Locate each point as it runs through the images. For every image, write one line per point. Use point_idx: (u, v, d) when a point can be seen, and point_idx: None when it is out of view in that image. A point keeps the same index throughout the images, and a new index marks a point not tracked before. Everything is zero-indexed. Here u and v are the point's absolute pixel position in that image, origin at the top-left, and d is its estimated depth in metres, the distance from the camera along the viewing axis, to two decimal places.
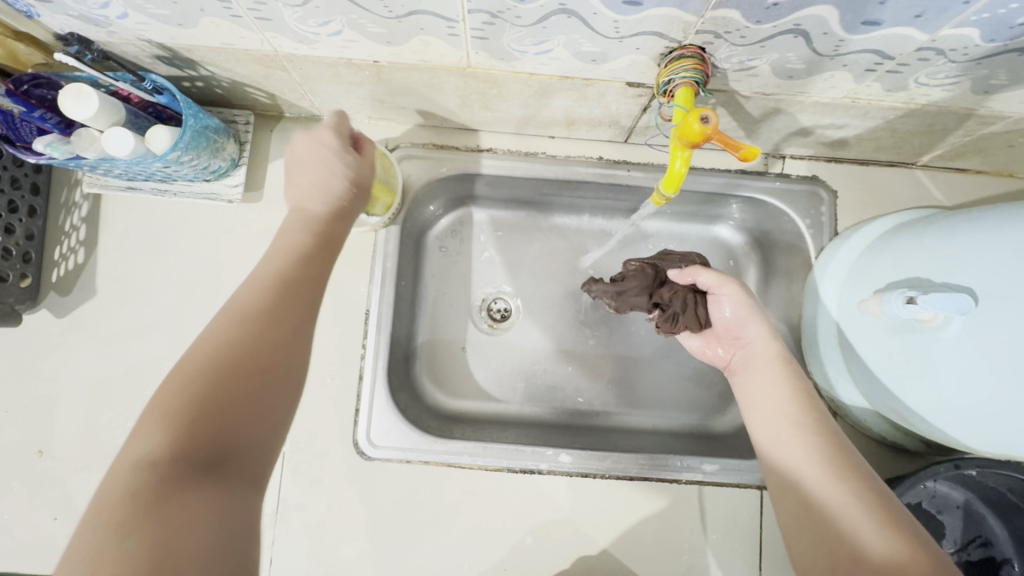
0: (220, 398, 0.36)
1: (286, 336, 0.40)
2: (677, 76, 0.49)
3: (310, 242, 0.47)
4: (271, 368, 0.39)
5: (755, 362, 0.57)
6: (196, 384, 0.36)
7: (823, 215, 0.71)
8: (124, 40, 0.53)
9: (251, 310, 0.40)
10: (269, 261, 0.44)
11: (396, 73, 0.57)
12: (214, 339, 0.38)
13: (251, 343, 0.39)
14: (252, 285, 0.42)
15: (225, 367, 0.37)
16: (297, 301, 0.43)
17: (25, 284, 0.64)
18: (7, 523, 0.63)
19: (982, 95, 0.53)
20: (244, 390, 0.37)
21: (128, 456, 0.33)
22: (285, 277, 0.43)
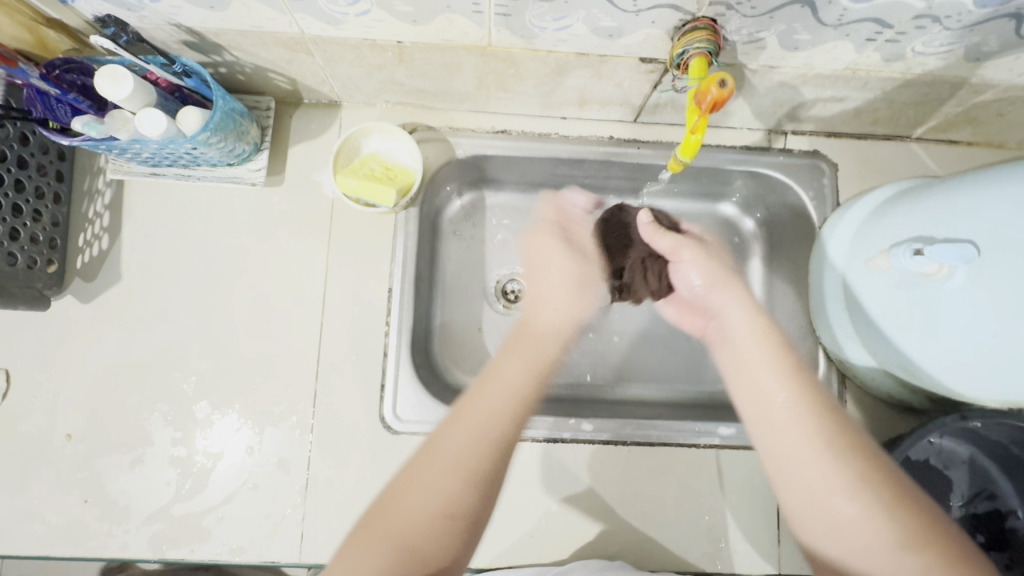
0: (418, 554, 0.45)
1: (482, 492, 0.48)
2: (691, 47, 0.51)
3: (521, 392, 0.54)
4: (459, 517, 0.47)
5: (740, 339, 0.56)
6: (391, 530, 0.46)
7: (824, 185, 0.74)
8: (153, 25, 0.55)
9: (463, 462, 0.49)
10: (490, 403, 0.52)
11: (418, 54, 0.59)
12: (434, 489, 0.47)
13: (456, 495, 0.47)
14: (468, 424, 0.51)
15: (424, 525, 0.46)
16: (501, 452, 0.50)
17: (52, 270, 0.65)
18: (37, 507, 0.63)
19: (974, 63, 0.56)
20: (439, 538, 0.46)
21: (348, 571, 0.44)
22: (492, 427, 0.51)
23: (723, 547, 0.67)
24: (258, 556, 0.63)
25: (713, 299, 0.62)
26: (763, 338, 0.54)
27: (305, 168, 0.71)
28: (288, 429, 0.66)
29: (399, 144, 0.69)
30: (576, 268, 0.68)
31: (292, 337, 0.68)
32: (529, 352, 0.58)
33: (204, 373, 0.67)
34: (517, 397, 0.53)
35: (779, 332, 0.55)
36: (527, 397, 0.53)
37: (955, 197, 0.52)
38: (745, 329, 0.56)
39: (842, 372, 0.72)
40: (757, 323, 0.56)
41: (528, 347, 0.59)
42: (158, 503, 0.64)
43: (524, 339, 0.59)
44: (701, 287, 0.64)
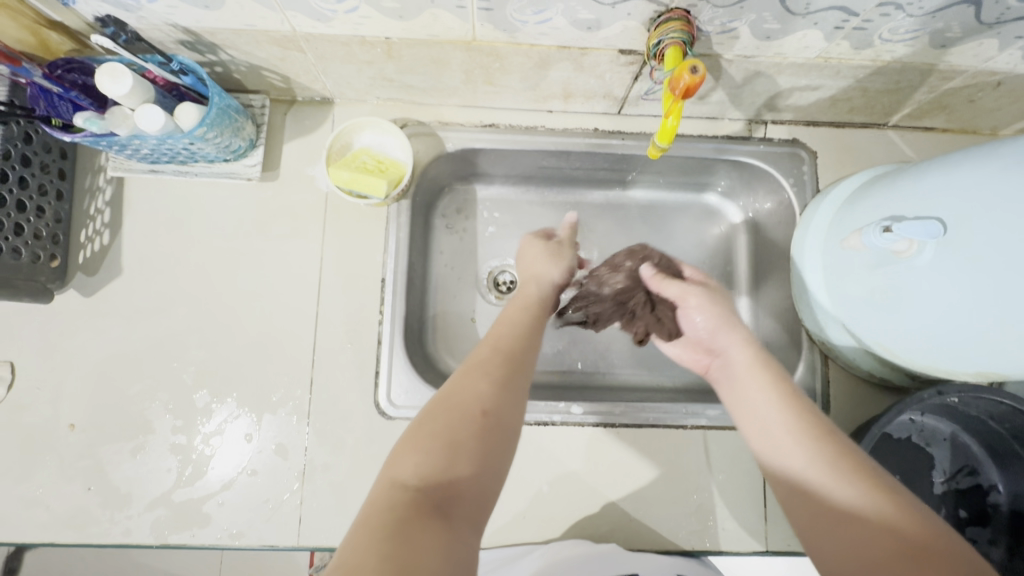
0: (459, 451, 0.42)
1: (509, 396, 0.46)
2: (666, 37, 0.54)
3: (530, 334, 0.53)
4: (491, 415, 0.44)
5: (739, 375, 0.54)
6: (438, 428, 0.42)
7: (804, 173, 0.76)
8: (151, 25, 0.57)
9: (488, 367, 0.48)
10: (504, 337, 0.52)
11: (405, 49, 0.62)
12: (466, 386, 0.46)
13: (486, 391, 0.46)
14: (489, 351, 0.50)
15: (467, 424, 0.43)
16: (520, 366, 0.49)
17: (55, 265, 0.67)
18: (42, 496, 0.65)
19: (940, 49, 0.58)
20: (479, 440, 0.43)
21: (391, 475, 0.40)
22: (508, 349, 0.50)
23: (711, 525, 0.68)
24: (256, 540, 0.64)
25: (719, 340, 0.57)
26: (759, 372, 0.53)
27: (299, 163, 0.74)
28: (285, 416, 0.68)
29: (391, 138, 0.71)
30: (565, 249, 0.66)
31: (288, 326, 0.70)
32: (521, 300, 0.59)
33: (203, 362, 0.69)
34: (518, 329, 0.54)
35: (774, 364, 0.53)
36: (530, 327, 0.54)
37: (927, 177, 0.54)
38: (742, 364, 0.54)
39: (826, 354, 0.73)
40: (754, 356, 0.54)
41: (519, 296, 0.60)
42: (159, 489, 0.65)
43: (520, 294, 0.60)
44: (707, 331, 0.59)
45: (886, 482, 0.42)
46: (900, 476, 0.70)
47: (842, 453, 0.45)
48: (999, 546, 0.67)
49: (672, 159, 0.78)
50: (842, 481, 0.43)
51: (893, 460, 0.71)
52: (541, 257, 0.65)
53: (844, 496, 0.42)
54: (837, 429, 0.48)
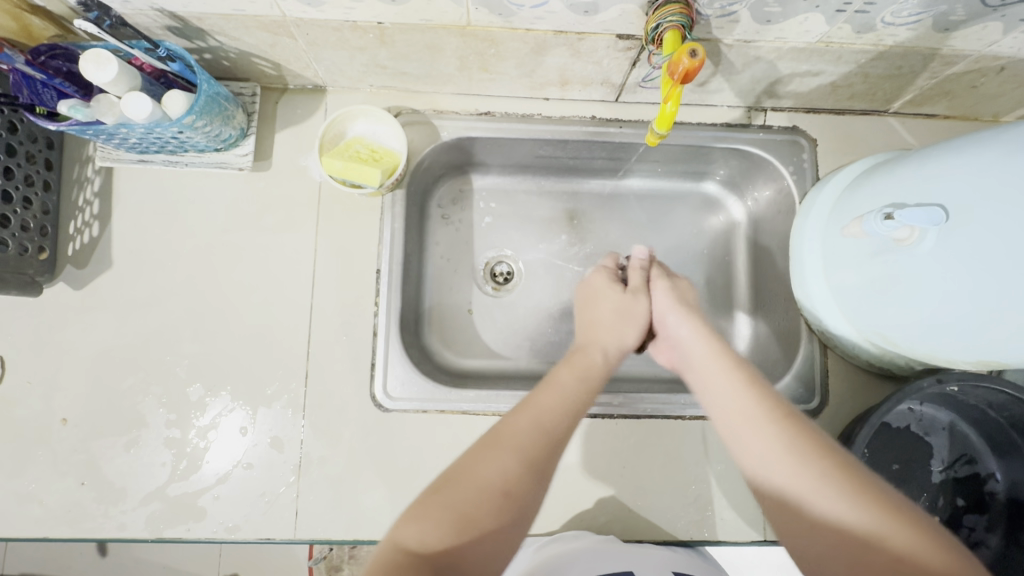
0: (471, 528, 0.41)
1: (541, 473, 0.45)
2: (665, 20, 0.52)
3: (575, 406, 0.51)
4: (512, 496, 0.43)
5: (699, 365, 0.56)
6: (453, 500, 0.42)
7: (804, 161, 0.75)
8: (137, 10, 0.56)
9: (521, 441, 0.46)
10: (549, 412, 0.49)
11: (399, 35, 0.60)
12: (495, 458, 0.44)
13: (517, 468, 0.44)
14: (527, 419, 0.48)
15: (486, 503, 0.42)
16: (557, 441, 0.47)
17: (43, 258, 0.66)
18: (35, 491, 0.64)
19: (943, 33, 0.57)
20: (500, 514, 0.42)
21: (399, 538, 0.40)
22: (544, 420, 0.48)
23: (709, 516, 0.68)
24: (252, 534, 0.64)
25: (682, 331, 0.61)
26: (720, 361, 0.54)
27: (292, 153, 0.72)
28: (280, 409, 0.67)
29: (386, 127, 0.70)
30: (641, 310, 0.65)
31: (283, 319, 0.69)
32: (578, 364, 0.56)
33: (197, 356, 0.68)
34: (565, 399, 0.51)
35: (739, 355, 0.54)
36: (579, 399, 0.52)
37: (928, 163, 0.53)
38: (701, 355, 0.56)
39: (825, 343, 0.73)
40: (712, 347, 0.56)
41: (579, 360, 0.57)
42: (153, 484, 0.65)
43: (575, 354, 0.58)
44: (670, 318, 0.62)
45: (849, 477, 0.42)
46: (898, 466, 0.70)
47: (815, 447, 0.45)
48: (997, 533, 0.67)
49: (670, 148, 0.77)
50: (821, 489, 0.42)
51: (891, 450, 0.70)
52: (615, 316, 0.63)
53: (820, 498, 0.42)
54: (801, 417, 0.48)
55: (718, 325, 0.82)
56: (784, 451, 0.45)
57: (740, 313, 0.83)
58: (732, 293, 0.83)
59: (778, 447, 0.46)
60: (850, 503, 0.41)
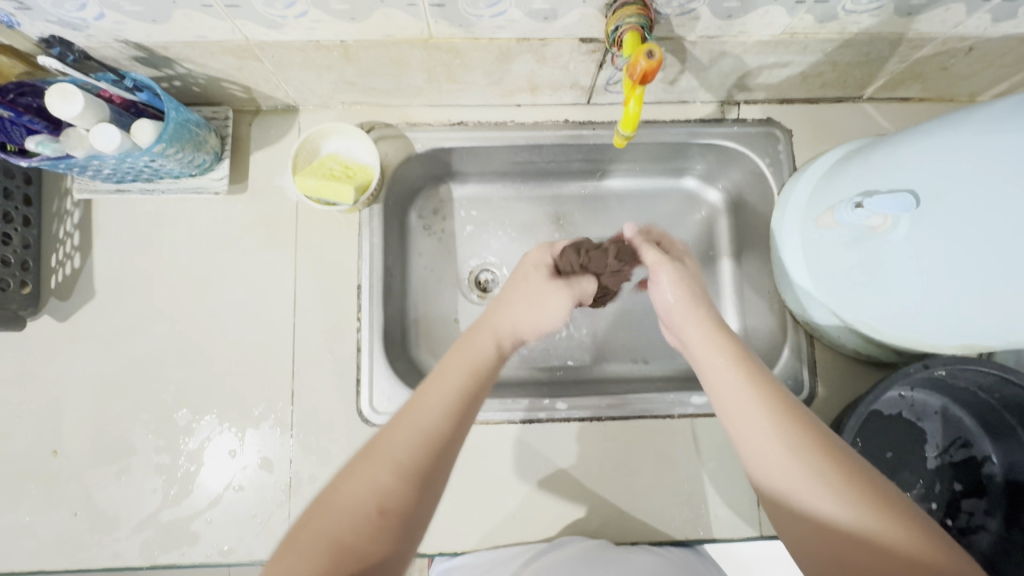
0: (348, 554, 0.38)
1: (415, 488, 0.42)
2: (623, 22, 0.52)
3: (462, 401, 0.48)
4: (390, 514, 0.41)
5: (698, 349, 0.54)
6: (325, 529, 0.39)
7: (780, 152, 0.75)
8: (102, 43, 0.56)
9: (397, 454, 0.43)
10: (424, 411, 0.46)
11: (363, 52, 0.61)
12: (366, 480, 0.41)
13: (383, 484, 0.41)
14: (403, 422, 0.45)
15: (359, 523, 0.40)
16: (437, 451, 0.44)
17: (26, 291, 0.67)
18: (30, 524, 0.64)
19: (907, 17, 0.57)
20: (368, 534, 0.39)
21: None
22: (430, 426, 0.45)
23: (704, 514, 0.68)
24: (247, 555, 0.64)
25: (678, 317, 0.58)
26: (716, 340, 0.53)
27: (267, 174, 0.73)
28: (268, 429, 0.67)
29: (359, 142, 0.70)
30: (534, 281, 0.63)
31: (267, 339, 0.70)
32: (465, 350, 0.53)
33: (182, 381, 0.68)
34: (450, 394, 0.48)
35: (736, 338, 0.54)
36: (465, 386, 0.49)
37: (898, 149, 0.53)
38: (699, 337, 0.55)
39: (811, 334, 0.72)
40: (710, 334, 0.54)
41: (467, 347, 0.53)
42: (145, 511, 0.65)
43: (467, 341, 0.54)
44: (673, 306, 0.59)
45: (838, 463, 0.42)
46: (892, 453, 0.70)
47: (809, 441, 0.44)
48: (996, 517, 0.66)
49: (646, 146, 0.77)
50: (806, 477, 0.42)
51: (884, 438, 0.70)
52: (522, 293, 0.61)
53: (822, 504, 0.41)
54: (794, 399, 0.48)
55: None
56: (787, 451, 0.44)
57: (727, 307, 0.82)
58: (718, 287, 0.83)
59: (780, 443, 0.44)
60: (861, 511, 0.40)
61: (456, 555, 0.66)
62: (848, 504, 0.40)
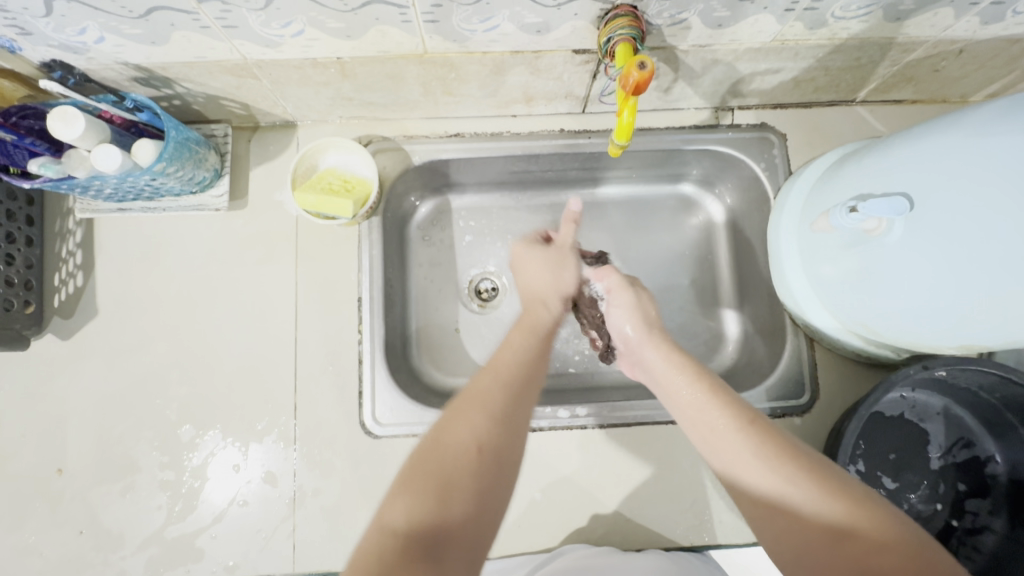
0: (453, 493, 0.39)
1: (506, 428, 0.43)
2: (615, 34, 0.53)
3: (534, 358, 0.50)
4: (487, 452, 0.41)
5: (659, 380, 0.55)
6: (432, 468, 0.40)
7: (775, 157, 0.76)
8: (103, 66, 0.57)
9: (487, 398, 0.44)
10: (507, 364, 0.48)
11: (359, 68, 0.61)
12: (466, 424, 0.42)
13: (485, 427, 0.42)
14: (485, 375, 0.47)
15: (459, 463, 0.40)
16: (519, 397, 0.46)
17: (30, 311, 0.67)
18: (36, 544, 0.64)
19: (896, 22, 0.58)
20: (472, 473, 0.40)
21: (382, 518, 0.38)
22: (509, 376, 0.47)
23: (708, 519, 0.68)
24: (251, 570, 0.64)
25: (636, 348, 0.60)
26: (675, 369, 0.54)
27: (266, 189, 0.74)
28: (272, 443, 0.68)
29: (356, 156, 0.71)
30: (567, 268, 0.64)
31: (269, 354, 0.70)
32: (525, 321, 0.56)
33: (186, 397, 0.69)
34: (522, 352, 0.51)
35: (691, 364, 0.54)
36: (533, 346, 0.52)
37: (890, 153, 0.53)
38: (661, 369, 0.55)
39: (811, 338, 0.73)
40: (671, 358, 0.55)
41: (526, 318, 0.57)
42: (150, 528, 0.65)
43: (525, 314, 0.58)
44: (631, 334, 0.61)
45: (820, 471, 0.42)
46: (895, 455, 0.70)
47: (783, 451, 0.43)
48: (1001, 516, 0.66)
49: (642, 153, 0.78)
50: (784, 481, 0.42)
51: (886, 438, 0.70)
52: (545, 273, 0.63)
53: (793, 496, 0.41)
54: (759, 415, 0.47)
55: (706, 325, 0.82)
56: (760, 460, 0.43)
57: (727, 311, 0.82)
58: (717, 290, 0.83)
59: (751, 451, 0.44)
60: (844, 507, 0.39)
61: None
62: (827, 498, 0.40)
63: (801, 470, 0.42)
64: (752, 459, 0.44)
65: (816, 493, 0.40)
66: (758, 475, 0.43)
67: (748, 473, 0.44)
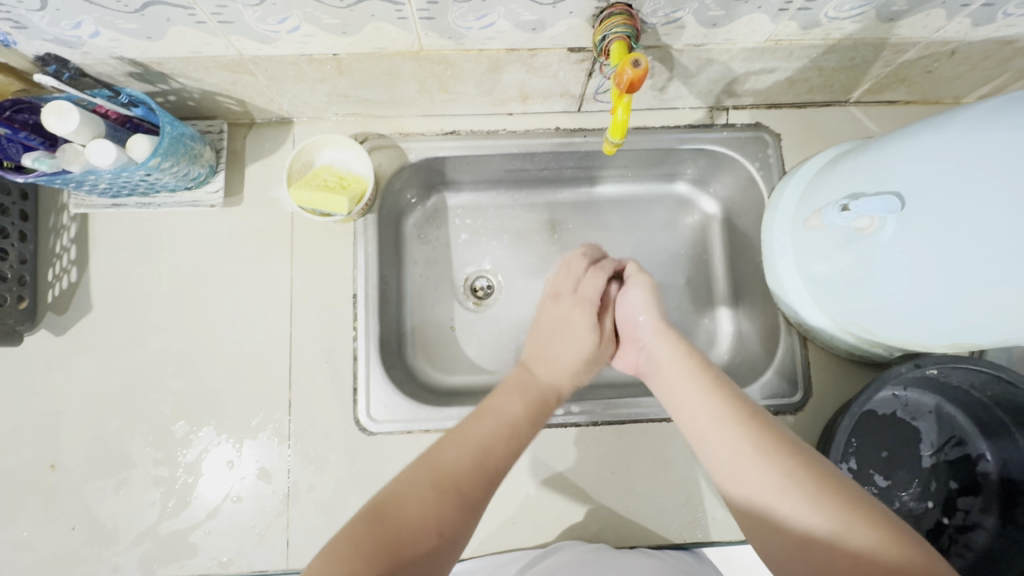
0: (403, 562, 0.40)
1: (469, 512, 0.44)
2: (610, 32, 0.53)
3: (507, 432, 0.51)
4: (446, 537, 0.42)
5: (663, 367, 0.58)
6: (383, 535, 0.40)
7: (770, 156, 0.76)
8: (97, 60, 0.57)
9: (458, 478, 0.46)
10: (477, 437, 0.50)
11: (355, 64, 0.62)
12: (431, 504, 0.43)
13: (450, 508, 0.43)
14: (465, 447, 0.48)
15: (418, 540, 0.41)
16: (489, 484, 0.47)
17: (23, 306, 0.67)
18: (28, 539, 0.64)
19: (889, 23, 0.58)
20: (425, 556, 0.41)
21: (319, 567, 0.38)
22: (486, 452, 0.48)
23: (701, 516, 0.68)
24: (245, 566, 0.64)
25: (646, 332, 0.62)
26: (679, 360, 0.57)
27: (262, 185, 0.74)
28: (266, 440, 0.68)
29: (352, 153, 0.71)
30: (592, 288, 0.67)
31: (264, 350, 0.70)
32: (524, 390, 0.57)
33: (180, 393, 0.69)
34: (507, 424, 0.52)
35: (697, 355, 0.57)
36: (521, 421, 0.53)
37: (883, 152, 0.54)
38: (666, 358, 0.58)
39: (804, 336, 0.73)
40: (678, 347, 0.58)
41: (526, 387, 0.58)
42: (144, 524, 0.65)
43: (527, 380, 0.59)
44: (642, 320, 0.63)
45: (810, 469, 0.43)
46: (887, 453, 0.70)
47: (777, 443, 0.46)
48: (992, 515, 0.67)
49: (637, 152, 0.78)
50: (776, 479, 0.44)
51: (878, 436, 0.70)
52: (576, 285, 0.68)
53: (785, 501, 0.43)
54: (759, 409, 0.51)
55: (700, 324, 0.82)
56: (755, 453, 0.46)
57: (721, 309, 0.83)
58: (711, 289, 0.84)
59: (747, 444, 0.47)
60: (830, 512, 0.40)
61: (455, 562, 0.66)
62: (815, 502, 0.41)
63: (798, 465, 0.44)
64: (752, 451, 0.46)
65: (808, 493, 0.42)
66: (751, 465, 0.45)
67: (745, 467, 0.46)
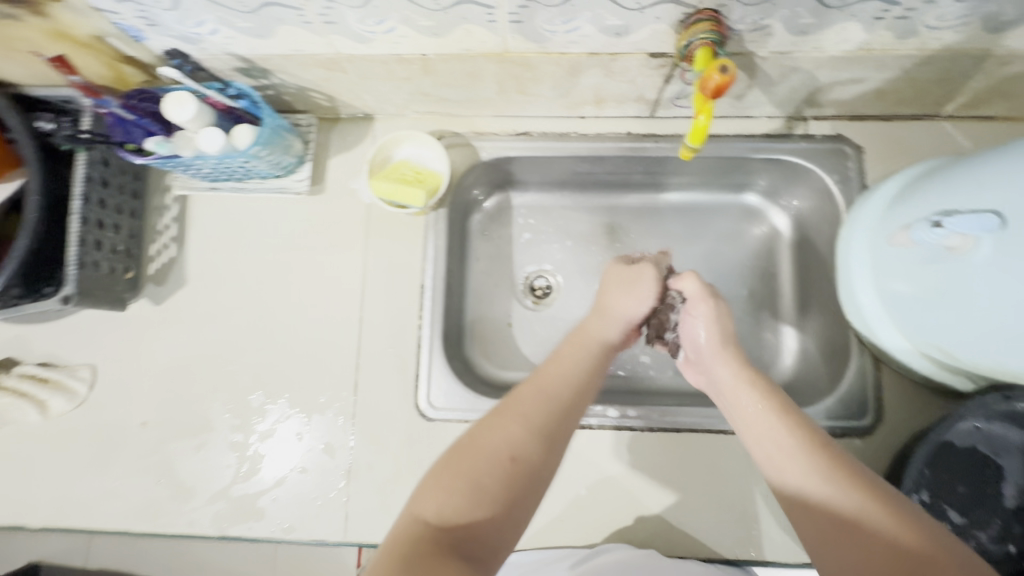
0: (482, 500, 0.42)
1: (546, 446, 0.46)
2: (696, 38, 0.54)
3: (581, 381, 0.52)
4: (520, 462, 0.44)
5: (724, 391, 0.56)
6: (464, 467, 0.43)
7: (850, 169, 0.74)
8: (212, 55, 0.63)
9: (531, 414, 0.48)
10: (553, 379, 0.51)
11: (440, 64, 0.64)
12: (507, 435, 0.46)
13: (522, 436, 0.46)
14: (535, 385, 0.51)
15: (493, 468, 0.43)
16: (561, 416, 0.49)
17: (130, 277, 0.73)
18: (119, 488, 0.70)
19: (995, 33, 0.55)
20: (505, 483, 0.43)
21: (416, 508, 0.42)
22: (556, 390, 0.50)
23: (756, 533, 0.67)
24: (306, 534, 0.68)
25: (709, 360, 0.59)
26: (744, 377, 0.55)
27: (343, 177, 0.78)
28: (332, 416, 0.71)
29: (429, 149, 0.74)
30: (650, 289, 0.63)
31: (335, 331, 0.74)
32: (583, 339, 0.58)
33: (257, 366, 0.74)
34: (575, 367, 0.53)
35: (761, 376, 0.54)
36: (589, 367, 0.54)
37: (984, 167, 0.50)
38: (726, 378, 0.56)
39: (880, 357, 0.70)
40: (741, 373, 0.55)
41: (586, 335, 0.58)
42: (219, 484, 0.70)
43: (586, 328, 0.59)
44: (704, 342, 0.60)
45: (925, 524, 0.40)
46: (965, 489, 0.66)
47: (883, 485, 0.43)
48: None
49: (708, 160, 0.78)
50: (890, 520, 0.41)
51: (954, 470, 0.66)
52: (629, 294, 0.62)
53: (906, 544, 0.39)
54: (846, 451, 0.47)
55: (763, 338, 0.80)
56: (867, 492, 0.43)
57: (787, 324, 0.80)
58: (777, 302, 0.81)
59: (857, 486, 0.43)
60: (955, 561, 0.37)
61: None
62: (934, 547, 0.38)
63: (878, 495, 0.42)
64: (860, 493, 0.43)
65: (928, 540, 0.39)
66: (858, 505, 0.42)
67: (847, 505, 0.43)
